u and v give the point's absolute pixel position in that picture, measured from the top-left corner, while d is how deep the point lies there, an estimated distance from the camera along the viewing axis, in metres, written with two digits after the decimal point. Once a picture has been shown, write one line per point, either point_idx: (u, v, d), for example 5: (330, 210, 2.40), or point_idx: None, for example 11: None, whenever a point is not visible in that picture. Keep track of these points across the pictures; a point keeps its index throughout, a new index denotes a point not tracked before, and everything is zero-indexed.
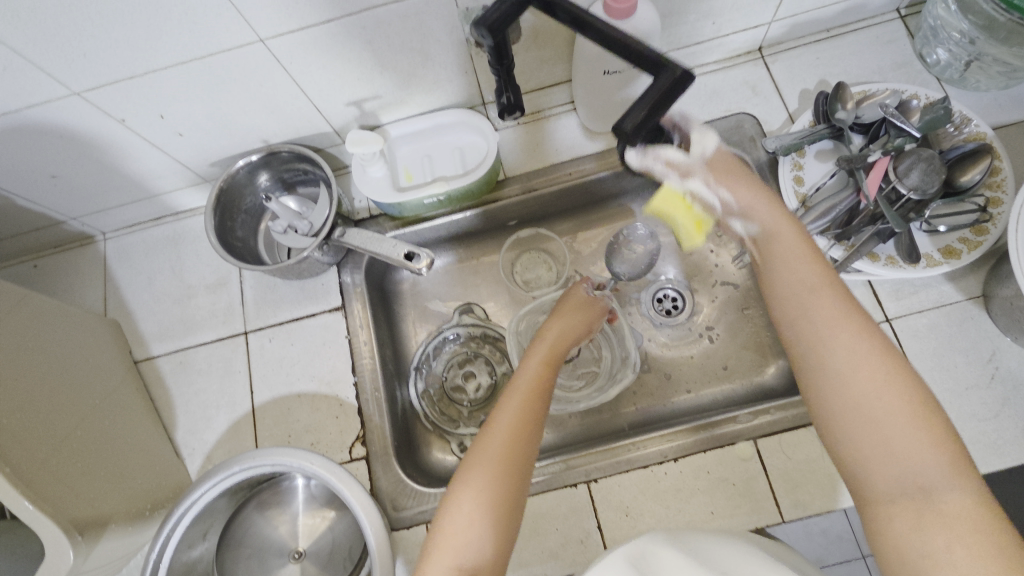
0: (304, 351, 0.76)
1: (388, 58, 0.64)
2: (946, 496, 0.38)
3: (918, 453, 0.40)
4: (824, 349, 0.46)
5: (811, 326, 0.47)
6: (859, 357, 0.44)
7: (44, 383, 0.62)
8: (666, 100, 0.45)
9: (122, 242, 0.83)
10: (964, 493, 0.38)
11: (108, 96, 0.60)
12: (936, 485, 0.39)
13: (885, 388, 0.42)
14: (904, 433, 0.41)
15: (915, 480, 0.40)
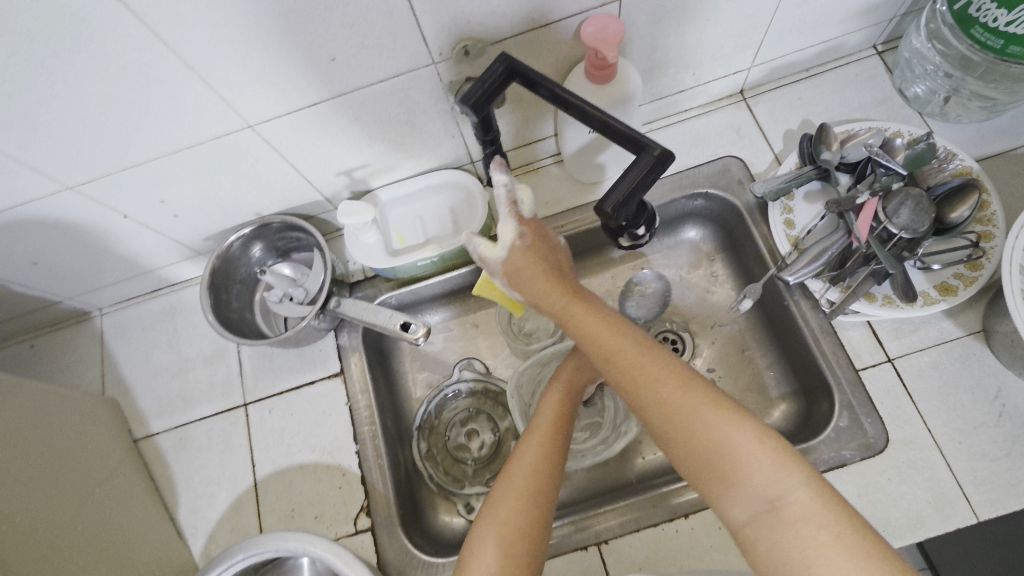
0: (304, 421, 0.75)
1: (375, 131, 0.65)
2: (789, 500, 0.41)
3: (748, 463, 0.43)
4: (643, 394, 0.50)
5: (632, 376, 0.51)
6: (670, 390, 0.48)
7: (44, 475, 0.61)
8: (645, 180, 0.48)
9: (118, 318, 0.83)
10: (795, 489, 0.42)
11: (101, 187, 0.61)
12: (774, 490, 0.42)
13: (700, 409, 0.46)
14: (732, 442, 0.44)
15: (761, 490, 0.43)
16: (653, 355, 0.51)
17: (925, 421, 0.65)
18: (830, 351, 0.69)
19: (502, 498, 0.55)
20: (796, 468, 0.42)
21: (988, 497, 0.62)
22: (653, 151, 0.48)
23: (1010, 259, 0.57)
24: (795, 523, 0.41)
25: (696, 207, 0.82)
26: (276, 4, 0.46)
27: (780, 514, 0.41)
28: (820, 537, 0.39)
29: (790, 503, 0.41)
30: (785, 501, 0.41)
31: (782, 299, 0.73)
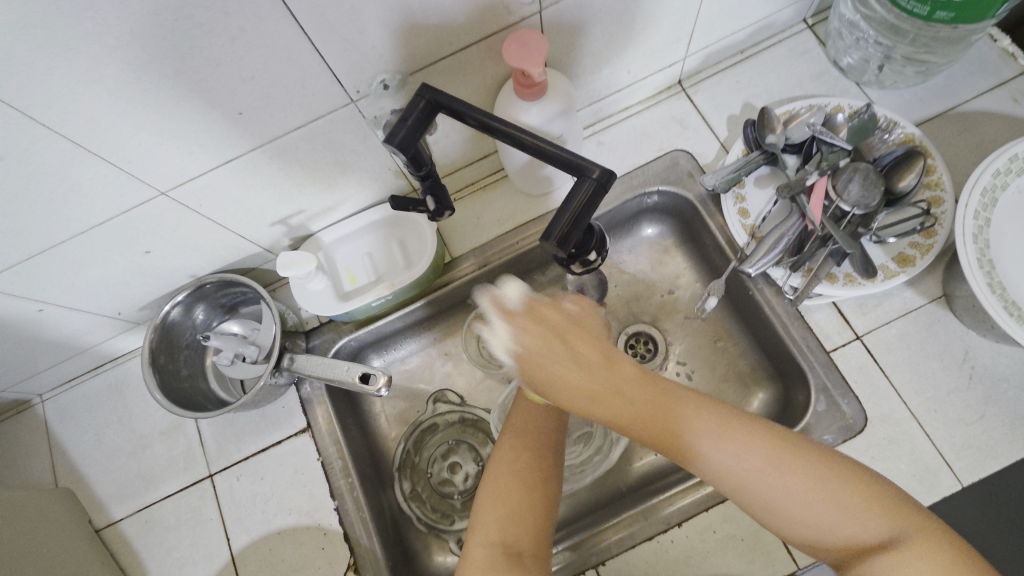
0: (277, 483, 0.71)
1: (305, 176, 0.62)
2: (875, 535, 0.43)
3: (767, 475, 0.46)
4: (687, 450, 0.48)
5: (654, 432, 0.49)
6: (734, 451, 0.47)
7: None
8: (590, 204, 0.46)
9: (62, 401, 0.78)
10: (884, 524, 0.44)
11: (11, 280, 0.56)
12: (863, 533, 0.44)
13: (755, 455, 0.46)
14: (801, 494, 0.45)
15: (840, 529, 0.44)
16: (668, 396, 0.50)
17: (900, 395, 0.65)
18: (800, 336, 0.68)
19: (502, 468, 0.58)
20: (865, 497, 0.44)
21: (969, 463, 0.62)
22: (592, 173, 0.46)
23: (963, 228, 0.56)
24: (896, 559, 0.42)
25: (652, 204, 0.80)
26: (161, 67, 0.43)
27: (885, 550, 0.43)
28: (923, 562, 0.41)
29: (885, 540, 0.43)
30: (893, 539, 0.43)
31: (745, 288, 0.72)
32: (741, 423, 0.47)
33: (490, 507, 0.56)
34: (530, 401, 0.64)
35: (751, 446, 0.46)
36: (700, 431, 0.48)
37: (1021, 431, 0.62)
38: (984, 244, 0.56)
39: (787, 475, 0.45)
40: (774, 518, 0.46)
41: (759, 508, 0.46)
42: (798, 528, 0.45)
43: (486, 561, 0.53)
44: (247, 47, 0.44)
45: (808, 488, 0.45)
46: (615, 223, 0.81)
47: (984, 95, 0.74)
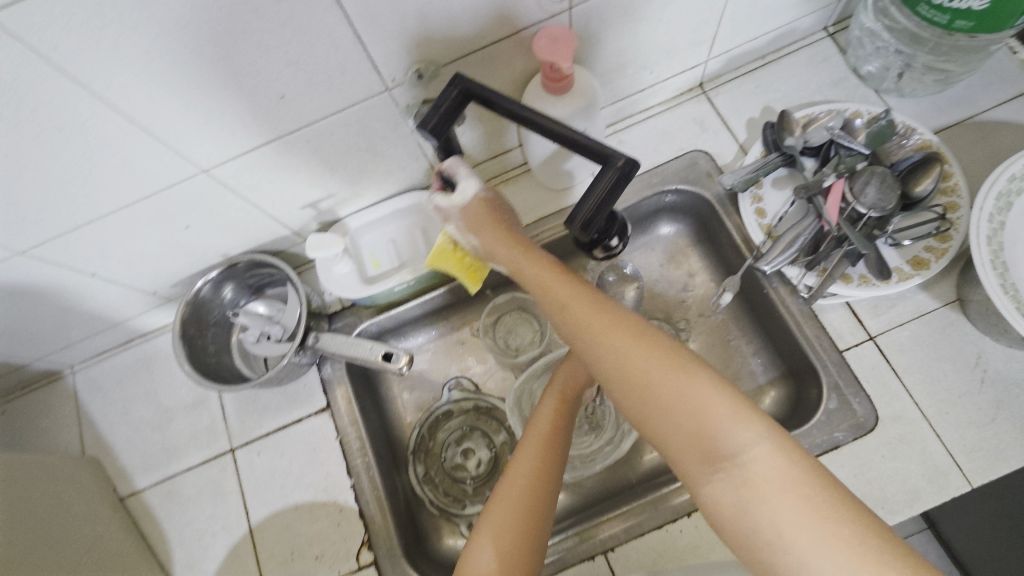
0: (295, 459, 0.73)
1: (338, 161, 0.64)
2: (753, 457, 0.41)
3: (688, 399, 0.44)
4: (614, 358, 0.49)
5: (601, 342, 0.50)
6: (646, 356, 0.47)
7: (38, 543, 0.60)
8: (614, 191, 0.48)
9: (92, 373, 0.81)
10: (759, 446, 0.41)
11: (55, 249, 0.59)
12: (738, 446, 0.41)
13: (666, 372, 0.45)
14: (694, 410, 0.43)
15: (720, 444, 0.42)
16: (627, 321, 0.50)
17: (912, 396, 0.66)
18: (813, 335, 0.69)
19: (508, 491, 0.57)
20: (754, 419, 0.42)
21: (979, 465, 0.62)
22: (617, 162, 0.47)
23: (978, 230, 0.57)
24: (754, 479, 0.40)
25: (670, 202, 0.82)
26: (214, 48, 0.45)
27: (736, 470, 0.41)
28: (779, 490, 0.39)
29: (750, 459, 0.41)
30: (748, 458, 0.41)
31: (761, 286, 0.73)
32: (681, 363, 0.46)
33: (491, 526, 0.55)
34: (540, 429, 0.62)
35: (660, 361, 0.46)
36: (619, 342, 0.49)
37: None
38: (998, 246, 0.57)
39: (704, 402, 0.43)
40: (661, 433, 0.45)
41: (667, 430, 0.44)
42: (674, 446, 0.44)
43: None
44: (294, 31, 0.46)
45: (706, 402, 0.43)
46: (632, 221, 0.83)
47: (1003, 106, 0.75)
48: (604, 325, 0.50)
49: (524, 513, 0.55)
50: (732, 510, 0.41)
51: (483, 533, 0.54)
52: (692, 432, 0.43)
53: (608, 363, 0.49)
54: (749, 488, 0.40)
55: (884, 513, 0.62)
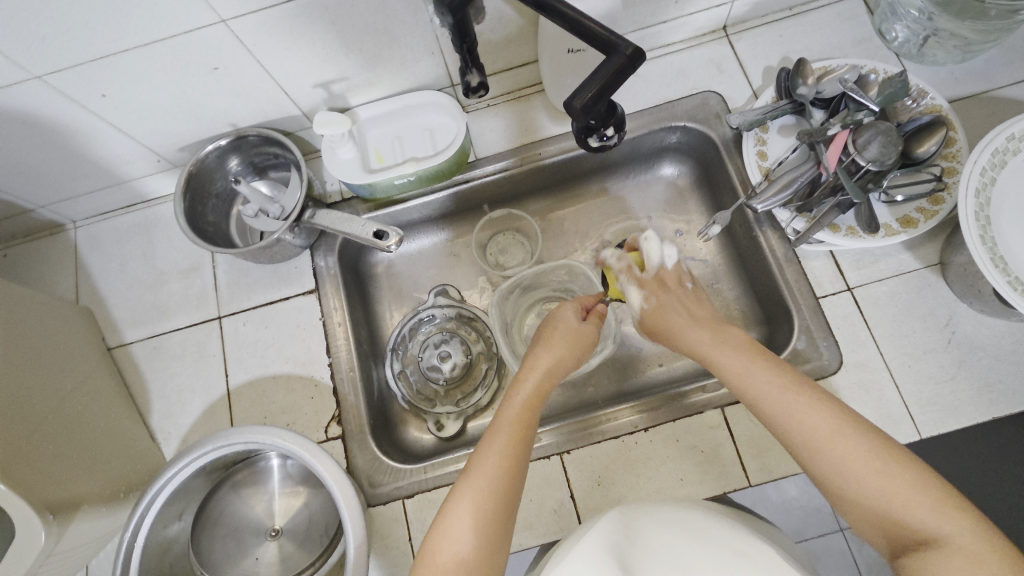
0: (278, 334, 0.76)
1: (355, 39, 0.65)
2: (964, 541, 0.40)
3: (887, 477, 0.43)
4: (792, 422, 0.48)
5: (781, 410, 0.49)
6: (831, 423, 0.47)
7: (28, 366, 0.62)
8: (617, 78, 0.48)
9: (93, 230, 0.83)
10: (964, 531, 0.40)
11: (71, 79, 0.60)
12: (950, 532, 0.40)
13: (854, 444, 0.45)
14: (893, 487, 0.43)
15: (923, 525, 0.42)
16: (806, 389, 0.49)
17: (879, 347, 0.68)
18: (793, 278, 0.72)
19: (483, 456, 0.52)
20: (964, 510, 0.41)
21: (931, 417, 0.65)
22: (624, 50, 0.48)
23: (967, 183, 0.57)
24: (960, 560, 0.39)
25: (673, 142, 0.83)
26: None
27: (934, 548, 0.41)
28: (980, 573, 0.38)
29: (954, 541, 0.40)
30: (953, 540, 0.40)
31: (751, 232, 0.76)
32: (878, 437, 0.45)
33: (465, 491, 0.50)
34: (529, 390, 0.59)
35: (848, 432, 0.46)
36: (798, 407, 0.48)
37: (987, 397, 0.65)
38: (984, 201, 0.57)
39: (897, 480, 0.43)
40: (846, 501, 0.45)
41: (874, 509, 0.44)
42: (873, 517, 0.44)
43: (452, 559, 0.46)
44: None
45: (905, 481, 0.43)
46: (635, 157, 0.85)
47: (1019, 84, 0.75)
48: (788, 395, 0.49)
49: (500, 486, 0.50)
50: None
51: (467, 486, 0.50)
52: (885, 509, 0.43)
53: (784, 423, 0.49)
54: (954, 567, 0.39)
55: None
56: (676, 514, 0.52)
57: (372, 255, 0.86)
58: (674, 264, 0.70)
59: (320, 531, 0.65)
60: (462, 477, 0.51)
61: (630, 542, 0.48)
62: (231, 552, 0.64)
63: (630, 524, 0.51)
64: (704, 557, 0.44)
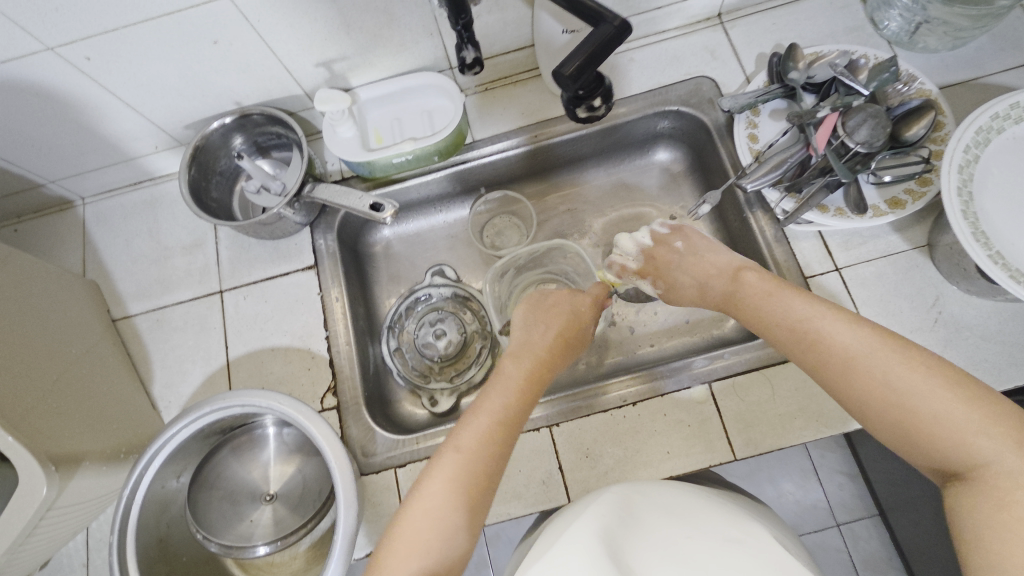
0: (277, 308, 0.78)
1: (355, 17, 0.67)
2: (998, 463, 0.40)
3: (920, 395, 0.44)
4: (823, 352, 0.50)
5: (815, 339, 0.51)
6: (872, 347, 0.48)
7: (35, 328, 0.64)
8: (604, 49, 0.51)
9: (101, 207, 0.85)
10: (1003, 453, 0.40)
11: (82, 52, 0.62)
12: (983, 454, 0.41)
13: (884, 369, 0.46)
14: (934, 411, 0.43)
15: (963, 451, 0.42)
16: (844, 316, 0.51)
17: None
18: (782, 259, 0.73)
19: (470, 431, 0.53)
20: (1005, 432, 0.41)
21: None
22: (611, 22, 0.51)
23: (951, 158, 0.58)
24: (992, 489, 0.40)
25: (665, 127, 0.85)
26: None
27: (969, 473, 0.41)
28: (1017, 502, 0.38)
29: (989, 466, 0.40)
30: (989, 467, 0.40)
31: (741, 213, 0.77)
32: (918, 360, 0.46)
33: (446, 464, 0.51)
34: (523, 374, 0.60)
35: (885, 354, 0.47)
36: (831, 331, 0.51)
37: (972, 375, 0.65)
38: (967, 176, 0.58)
39: (929, 402, 0.44)
40: (883, 428, 0.47)
41: (902, 428, 0.45)
42: (913, 442, 0.45)
43: (427, 529, 0.47)
44: None
45: (938, 407, 0.43)
46: (630, 141, 0.87)
47: (1010, 72, 0.76)
48: (826, 323, 0.51)
49: (480, 462, 0.51)
50: (960, 513, 0.41)
51: (443, 467, 0.50)
52: (925, 436, 0.44)
53: (815, 349, 0.51)
54: (985, 488, 0.40)
55: (819, 426, 0.66)
56: (668, 499, 0.50)
57: (370, 235, 0.88)
58: (650, 237, 0.71)
59: (313, 496, 0.67)
60: (442, 451, 0.52)
61: (631, 523, 0.46)
62: (228, 514, 0.66)
63: (629, 503, 0.49)
64: (699, 545, 0.43)
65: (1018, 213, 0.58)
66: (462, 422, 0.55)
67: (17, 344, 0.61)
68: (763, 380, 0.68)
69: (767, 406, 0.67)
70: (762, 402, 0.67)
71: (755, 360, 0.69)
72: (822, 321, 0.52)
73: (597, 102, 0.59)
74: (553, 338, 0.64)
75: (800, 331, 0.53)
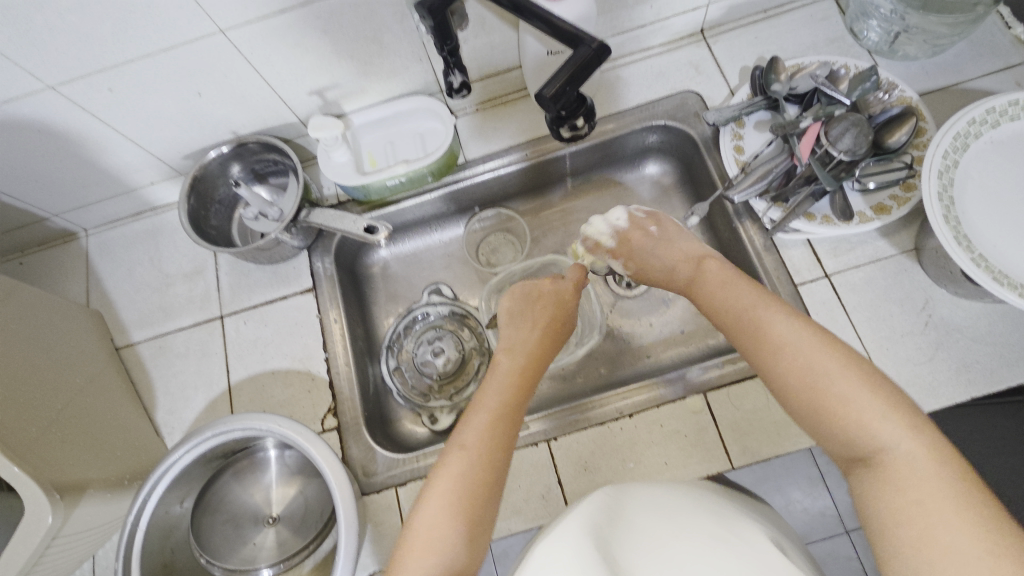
0: (277, 331, 0.79)
1: (345, 46, 0.69)
2: (902, 450, 0.40)
3: (844, 382, 0.45)
4: (762, 338, 0.51)
5: (750, 326, 0.52)
6: (805, 341, 0.48)
7: (40, 358, 0.66)
8: (584, 69, 0.53)
9: (103, 237, 0.87)
10: (903, 443, 0.41)
11: (82, 89, 0.65)
12: (888, 440, 0.41)
13: (812, 355, 0.47)
14: (846, 404, 0.44)
15: (867, 441, 0.42)
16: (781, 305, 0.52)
17: (857, 331, 0.70)
18: (772, 267, 0.74)
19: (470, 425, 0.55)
20: (913, 421, 0.42)
21: (910, 398, 0.66)
22: (589, 44, 0.53)
23: (931, 163, 0.59)
24: (892, 476, 0.40)
25: (654, 141, 0.87)
26: None
27: (873, 462, 0.42)
28: (916, 490, 0.38)
29: (887, 454, 0.41)
30: (886, 453, 0.41)
31: (731, 223, 0.78)
32: (843, 350, 0.46)
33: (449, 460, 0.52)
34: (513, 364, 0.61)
35: (814, 339, 0.48)
36: (768, 321, 0.51)
37: (965, 376, 0.66)
38: (947, 181, 0.59)
39: (849, 389, 0.44)
40: (802, 412, 0.47)
41: (822, 414, 0.45)
42: (828, 431, 0.45)
43: (435, 524, 0.48)
44: None
45: (853, 393, 0.44)
46: (619, 156, 0.88)
47: (989, 76, 0.78)
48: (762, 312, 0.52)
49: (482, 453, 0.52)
50: (865, 500, 0.41)
51: (443, 475, 0.51)
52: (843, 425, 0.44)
53: (751, 336, 0.52)
54: (890, 476, 0.40)
55: None
56: (660, 501, 0.50)
57: (367, 257, 0.89)
58: (626, 219, 0.71)
59: (315, 517, 0.68)
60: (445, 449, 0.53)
61: (618, 524, 0.46)
62: (231, 538, 0.67)
63: (618, 505, 0.50)
64: (691, 545, 0.43)
65: (999, 216, 0.59)
66: (463, 420, 0.56)
67: (21, 375, 0.62)
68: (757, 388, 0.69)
69: (762, 413, 0.68)
70: (758, 410, 0.68)
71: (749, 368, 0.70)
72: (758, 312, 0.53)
73: (580, 121, 0.60)
74: (541, 325, 0.66)
75: (740, 317, 0.54)
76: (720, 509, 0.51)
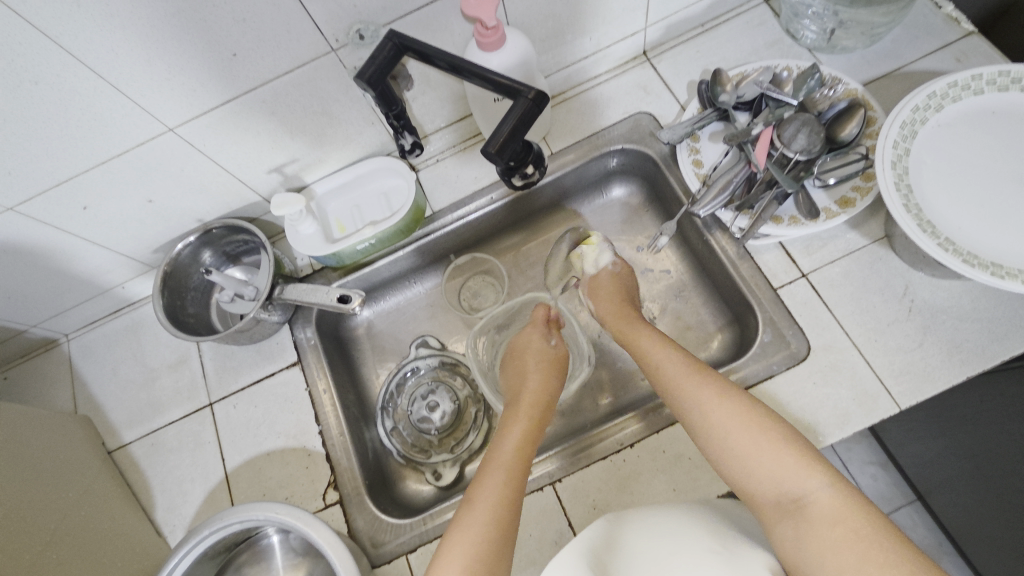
0: (268, 410, 0.78)
1: (295, 124, 0.70)
2: (818, 498, 0.48)
3: (764, 443, 0.52)
4: (692, 401, 0.58)
5: (679, 389, 0.60)
6: (723, 405, 0.56)
7: (30, 477, 0.65)
8: (528, 118, 0.54)
9: (84, 340, 0.87)
10: (822, 488, 0.48)
11: (40, 204, 0.65)
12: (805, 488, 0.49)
13: (735, 416, 0.55)
14: (768, 460, 0.51)
15: (793, 489, 0.49)
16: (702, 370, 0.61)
17: (843, 326, 0.69)
18: (749, 274, 0.74)
19: (491, 474, 0.57)
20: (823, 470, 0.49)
21: (906, 387, 0.65)
22: (527, 94, 0.54)
23: (882, 155, 0.60)
24: (821, 519, 0.47)
25: (615, 165, 0.87)
26: (165, 5, 0.51)
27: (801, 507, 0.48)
28: (839, 531, 0.45)
29: (815, 499, 0.48)
30: (813, 499, 0.48)
31: (702, 235, 0.79)
32: (760, 413, 0.55)
33: (470, 511, 0.54)
34: (521, 416, 0.65)
35: (734, 400, 0.56)
36: (689, 387, 0.59)
37: (958, 357, 0.65)
38: (902, 170, 0.60)
39: (770, 448, 0.52)
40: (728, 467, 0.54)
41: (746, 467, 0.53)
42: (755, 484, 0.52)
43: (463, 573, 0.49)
44: None
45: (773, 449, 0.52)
46: (584, 184, 0.89)
47: (929, 56, 0.79)
48: (687, 378, 0.60)
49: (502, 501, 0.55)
50: (792, 546, 0.47)
51: (465, 529, 0.52)
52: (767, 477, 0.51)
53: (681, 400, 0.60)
54: (812, 521, 0.47)
55: (819, 435, 0.65)
56: (656, 521, 0.51)
57: (350, 320, 0.89)
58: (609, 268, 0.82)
59: None
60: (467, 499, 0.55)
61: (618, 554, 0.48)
62: None
63: (618, 531, 0.51)
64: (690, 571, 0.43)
65: (958, 196, 0.59)
66: (482, 471, 0.58)
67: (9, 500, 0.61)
68: (753, 399, 0.68)
69: None
70: None
71: (743, 379, 0.69)
72: (680, 375, 0.61)
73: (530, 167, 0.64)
74: (539, 375, 0.72)
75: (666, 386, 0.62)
76: (713, 516, 0.51)
